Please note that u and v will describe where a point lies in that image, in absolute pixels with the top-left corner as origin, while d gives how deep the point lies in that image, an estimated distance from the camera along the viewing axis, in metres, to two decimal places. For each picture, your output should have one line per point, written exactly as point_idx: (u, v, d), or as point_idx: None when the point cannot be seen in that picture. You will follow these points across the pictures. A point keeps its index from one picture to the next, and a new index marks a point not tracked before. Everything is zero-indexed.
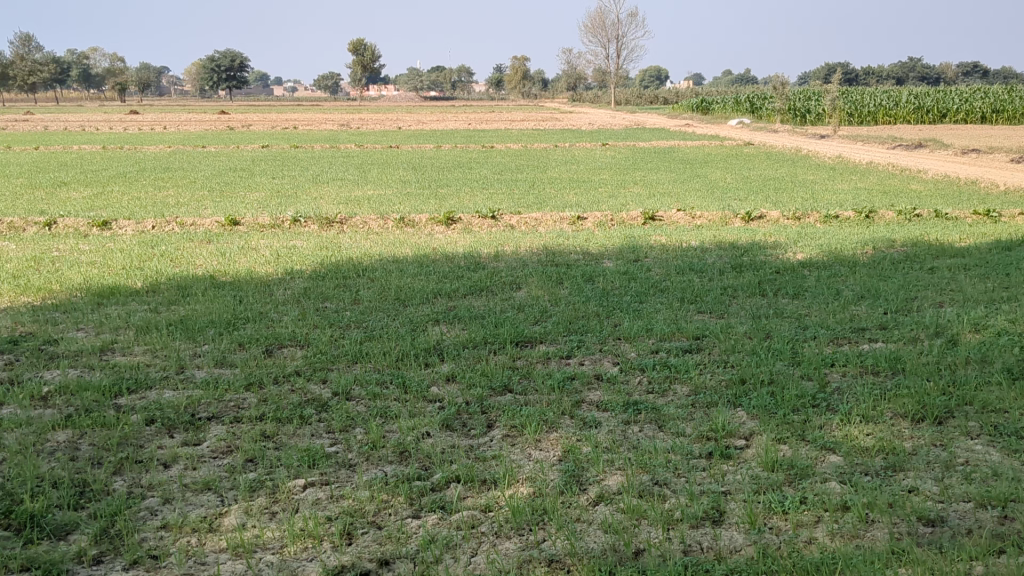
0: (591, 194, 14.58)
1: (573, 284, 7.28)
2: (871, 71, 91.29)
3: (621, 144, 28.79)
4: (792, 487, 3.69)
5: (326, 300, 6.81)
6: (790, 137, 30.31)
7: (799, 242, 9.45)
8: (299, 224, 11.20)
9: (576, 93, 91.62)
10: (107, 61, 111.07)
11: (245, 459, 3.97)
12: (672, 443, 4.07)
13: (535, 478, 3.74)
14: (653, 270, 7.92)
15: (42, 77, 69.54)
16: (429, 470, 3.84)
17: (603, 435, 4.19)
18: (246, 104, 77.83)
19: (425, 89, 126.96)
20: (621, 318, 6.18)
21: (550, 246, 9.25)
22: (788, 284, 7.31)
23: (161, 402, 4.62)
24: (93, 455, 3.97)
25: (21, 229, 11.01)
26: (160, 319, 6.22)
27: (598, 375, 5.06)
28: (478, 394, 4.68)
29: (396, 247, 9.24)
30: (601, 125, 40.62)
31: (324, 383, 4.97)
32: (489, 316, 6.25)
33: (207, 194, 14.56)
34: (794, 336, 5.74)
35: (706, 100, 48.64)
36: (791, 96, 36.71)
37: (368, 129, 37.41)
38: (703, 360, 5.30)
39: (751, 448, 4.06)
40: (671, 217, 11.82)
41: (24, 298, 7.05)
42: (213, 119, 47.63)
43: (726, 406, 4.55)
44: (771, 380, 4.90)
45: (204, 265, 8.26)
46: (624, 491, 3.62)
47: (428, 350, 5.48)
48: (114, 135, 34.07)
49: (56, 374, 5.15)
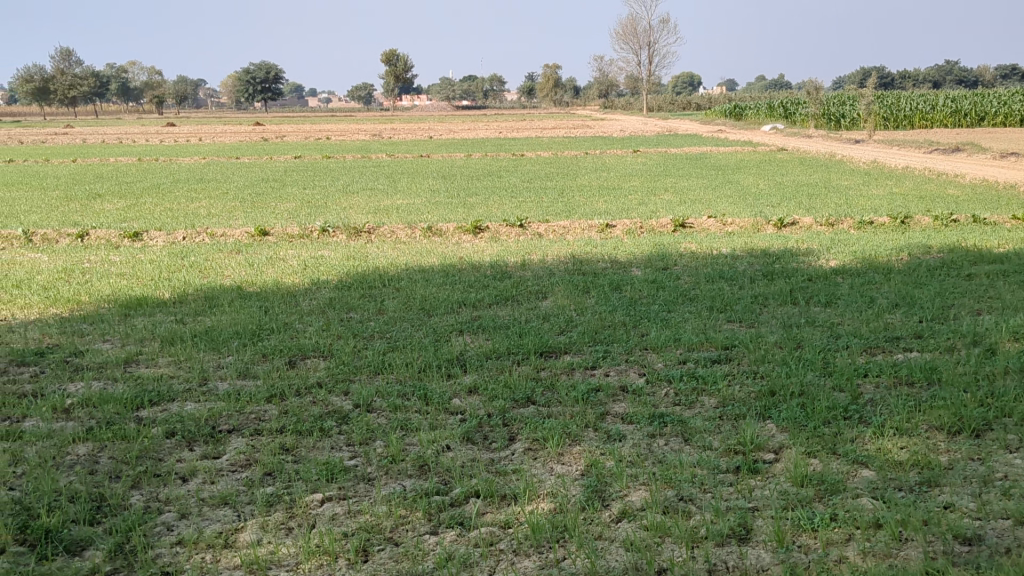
0: (621, 201, 14.48)
1: (599, 293, 7.19)
2: (907, 74, 90.08)
3: (652, 150, 28.68)
4: (822, 503, 3.57)
5: (351, 311, 6.77)
6: (825, 142, 30.01)
7: (833, 249, 9.29)
8: (327, 235, 11.21)
9: (609, 101, 91.42)
10: (144, 74, 112.76)
11: (264, 472, 3.92)
12: (698, 458, 3.97)
13: (557, 493, 3.65)
14: (682, 278, 7.81)
15: (81, 91, 70.65)
16: (448, 484, 3.77)
17: (627, 449, 4.09)
18: (280, 117, 78.50)
19: (458, 98, 127.45)
20: (648, 328, 6.07)
21: (577, 254, 9.16)
22: (820, 292, 7.15)
23: (181, 414, 4.59)
24: (111, 468, 3.94)
25: (54, 241, 11.11)
26: (185, 330, 6.22)
27: (623, 386, 4.97)
28: (500, 406, 4.61)
29: (423, 256, 9.20)
30: (632, 131, 40.48)
31: (346, 395, 4.91)
32: (515, 326, 6.18)
33: (239, 204, 14.63)
34: (827, 346, 5.61)
35: (739, 107, 48.36)
36: (826, 101, 36.36)
37: (400, 139, 37.55)
38: (731, 371, 5.18)
39: (781, 463, 3.95)
40: (701, 224, 11.67)
41: (52, 310, 7.09)
42: (247, 129, 48.04)
43: (755, 419, 4.44)
44: (801, 392, 4.78)
45: (231, 276, 8.27)
46: (648, 506, 3.53)
47: (451, 361, 5.41)
48: (151, 146, 34.56)
49: (80, 387, 5.15)
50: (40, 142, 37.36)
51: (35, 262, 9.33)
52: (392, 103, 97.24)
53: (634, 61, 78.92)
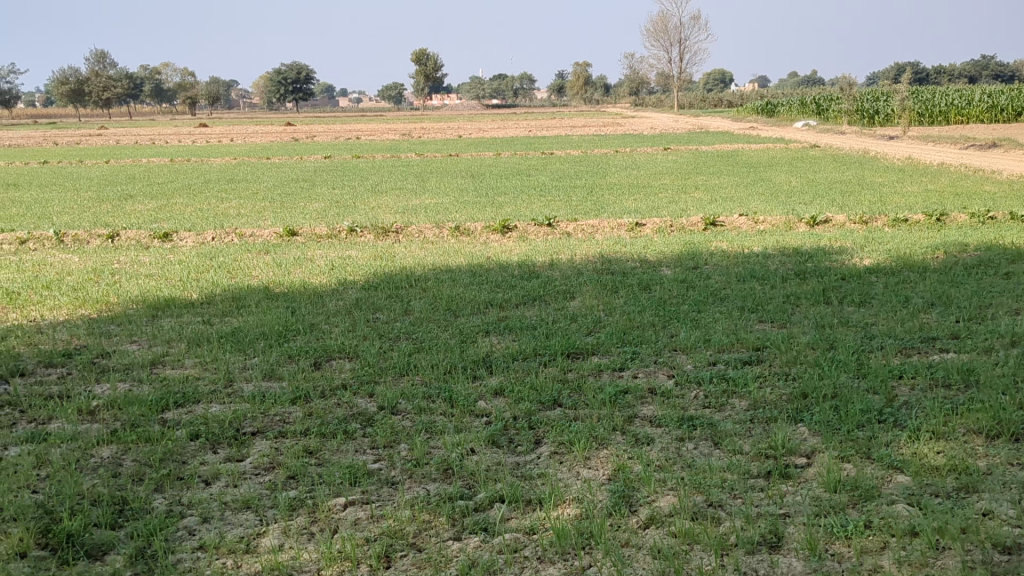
0: (652, 200, 14.35)
1: (628, 293, 7.10)
2: (942, 70, 88.83)
3: (683, 147, 28.49)
4: (857, 510, 3.47)
5: (377, 312, 6.74)
6: (859, 139, 29.61)
7: (866, 247, 9.13)
8: (355, 235, 11.19)
9: (640, 99, 90.95)
10: (176, 74, 113.79)
11: (287, 475, 3.88)
12: (729, 462, 3.88)
13: (583, 498, 3.58)
14: (713, 277, 7.70)
15: (115, 92, 71.36)
16: (473, 489, 3.71)
17: (655, 453, 4.02)
18: (312, 118, 78.95)
19: (488, 98, 127.48)
20: (678, 328, 5.98)
21: (606, 253, 9.08)
22: (854, 291, 7.03)
23: (206, 416, 4.57)
24: (135, 471, 3.93)
25: (85, 242, 11.18)
26: (211, 332, 6.21)
27: (652, 388, 4.89)
28: (527, 408, 4.55)
29: (450, 256, 9.15)
30: (663, 130, 40.22)
31: (371, 397, 4.87)
32: (542, 326, 6.11)
33: (268, 204, 14.66)
34: (860, 347, 5.49)
35: (771, 104, 47.96)
36: (859, 98, 35.91)
37: (429, 139, 37.56)
38: (763, 372, 5.08)
39: (813, 467, 3.86)
40: (732, 222, 11.52)
41: (82, 311, 7.12)
42: (278, 130, 48.28)
43: (787, 422, 4.34)
44: (835, 395, 4.66)
45: (259, 276, 8.27)
46: (677, 512, 3.45)
47: (478, 363, 5.36)
48: (182, 147, 34.78)
49: (106, 388, 5.15)
50: (73, 144, 37.84)
51: (66, 263, 9.39)
52: (421, 102, 97.47)
53: (664, 57, 78.52)
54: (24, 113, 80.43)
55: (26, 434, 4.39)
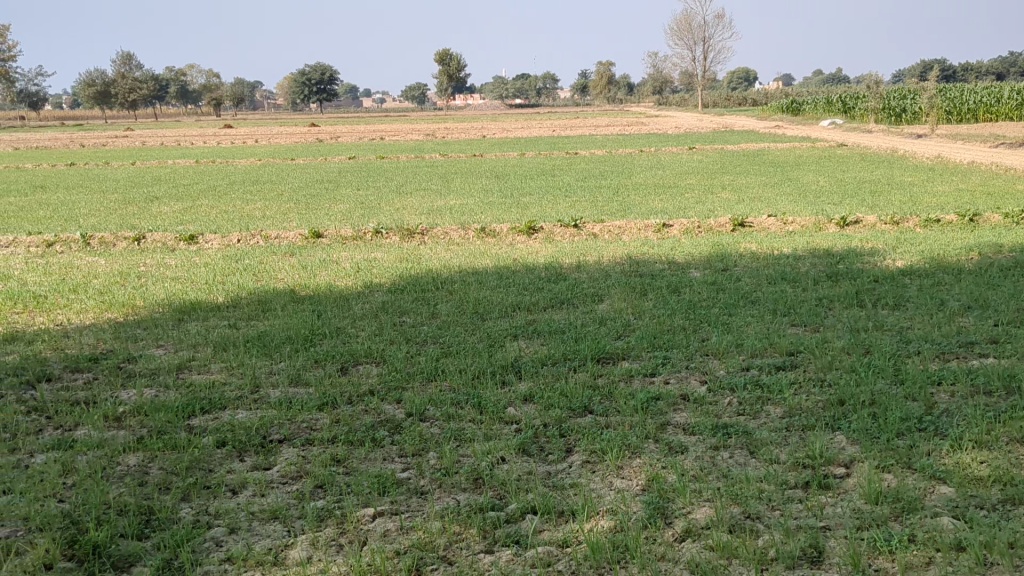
0: (679, 200, 14.22)
1: (657, 296, 7.00)
2: (969, 67, 87.88)
3: (708, 146, 28.30)
4: (900, 523, 3.36)
5: (403, 315, 6.69)
6: (888, 137, 29.27)
7: (898, 248, 8.98)
8: (381, 237, 11.14)
9: (664, 99, 90.56)
10: (201, 75, 114.59)
11: (314, 485, 3.83)
12: (765, 472, 3.78)
13: (617, 510, 3.49)
14: (743, 279, 7.59)
15: (142, 94, 71.85)
16: (504, 499, 3.63)
17: (689, 462, 3.92)
18: (337, 117, 79.18)
19: (511, 98, 127.39)
20: (709, 333, 5.88)
21: (634, 255, 8.99)
22: (889, 294, 6.89)
23: (232, 423, 4.53)
24: (161, 479, 3.89)
25: (111, 244, 11.21)
26: (237, 335, 6.18)
27: (684, 395, 4.79)
28: (557, 416, 4.46)
29: (476, 257, 9.09)
30: (688, 128, 40.01)
31: (399, 403, 4.81)
32: (571, 330, 6.03)
33: (293, 206, 14.66)
34: (897, 351, 5.36)
35: (796, 102, 47.60)
36: (886, 96, 35.54)
37: (453, 139, 37.55)
38: (798, 378, 4.97)
39: (853, 478, 3.74)
40: (761, 223, 11.40)
41: (108, 314, 7.11)
42: (302, 130, 48.43)
43: (824, 430, 4.23)
44: (872, 402, 4.55)
45: (285, 279, 8.24)
46: (713, 525, 3.36)
47: (506, 368, 5.29)
48: (207, 149, 34.95)
49: (133, 394, 5.12)
50: (99, 146, 38.07)
51: (93, 266, 9.40)
52: (445, 103, 97.57)
53: (688, 55, 78.19)
54: (51, 115, 81.09)
55: (52, 441, 4.37)
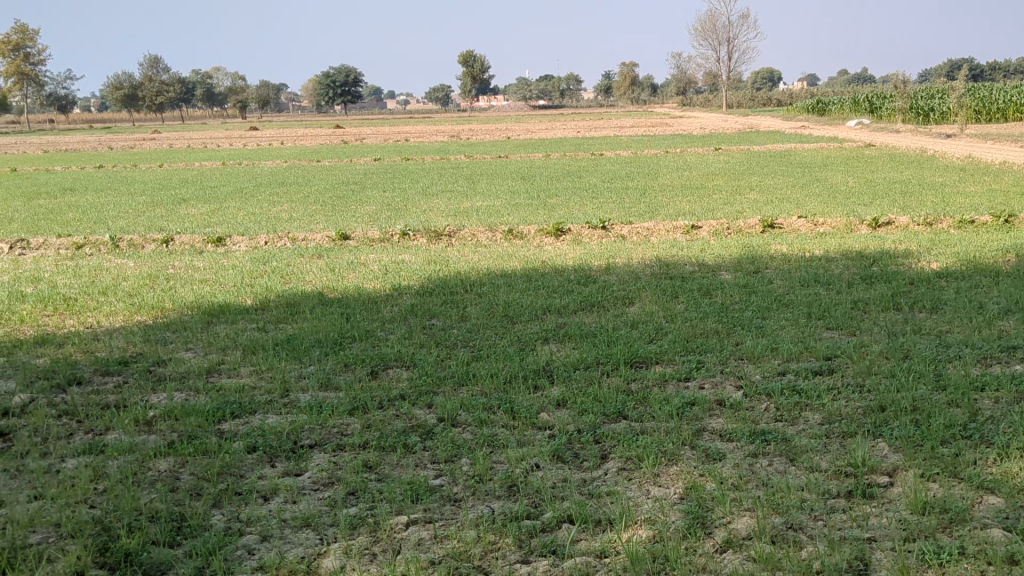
0: (707, 200, 14.12)
1: (689, 299, 6.90)
2: (997, 66, 87.02)
3: (736, 147, 28.11)
4: (949, 535, 3.26)
5: (433, 317, 6.64)
6: (918, 137, 28.93)
7: (934, 250, 8.83)
8: (408, 239, 11.10)
9: (689, 99, 90.19)
10: (227, 79, 115.47)
11: (347, 491, 3.78)
12: (807, 480, 3.69)
13: (656, 519, 3.42)
14: (775, 281, 7.49)
15: (168, 96, 72.37)
16: (539, 508, 3.56)
17: (727, 470, 3.83)
18: (362, 117, 79.50)
19: (535, 99, 127.44)
20: (743, 336, 5.78)
21: (663, 257, 8.89)
22: (925, 297, 6.76)
23: (263, 428, 4.50)
24: (193, 486, 3.87)
25: (140, 247, 11.25)
26: (266, 339, 6.14)
27: (719, 400, 4.70)
28: (591, 421, 4.39)
29: (505, 260, 9.03)
30: (713, 129, 39.81)
31: (430, 408, 4.75)
32: (602, 334, 5.94)
33: (320, 208, 14.64)
34: (937, 356, 5.23)
35: (823, 102, 47.24)
36: (915, 94, 35.15)
37: (477, 141, 37.53)
38: (836, 384, 4.86)
39: (897, 487, 3.64)
40: (791, 224, 11.27)
41: (138, 317, 7.12)
42: (326, 133, 48.64)
43: (865, 437, 4.13)
44: (914, 408, 4.43)
45: (313, 281, 8.19)
46: (755, 536, 3.27)
47: (538, 373, 5.21)
48: (234, 150, 35.11)
49: (163, 398, 5.11)
50: (125, 150, 38.28)
51: (122, 268, 9.41)
52: (468, 104, 97.72)
53: (712, 56, 77.79)
54: (80, 117, 81.94)
55: (83, 446, 4.36)
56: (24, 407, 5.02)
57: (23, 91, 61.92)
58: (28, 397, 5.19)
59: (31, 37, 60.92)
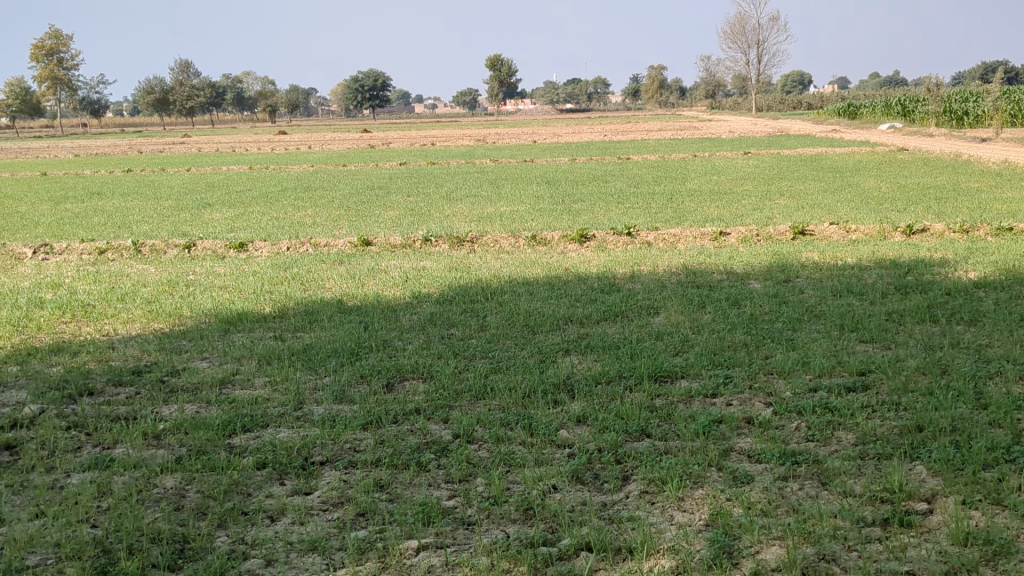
0: (735, 206, 13.89)
1: (716, 309, 6.70)
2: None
3: (766, 151, 27.81)
4: (993, 569, 3.04)
5: (453, 327, 6.49)
6: (952, 142, 28.44)
7: (971, 259, 8.57)
8: (430, 244, 10.98)
9: (718, 103, 89.49)
10: (258, 83, 116.45)
11: (356, 513, 3.63)
12: (840, 507, 3.48)
13: (679, 548, 3.23)
14: (806, 291, 7.27)
15: (199, 101, 72.93)
16: (556, 533, 3.39)
17: (756, 494, 3.64)
18: (390, 121, 79.69)
19: (562, 102, 127.20)
20: (773, 350, 5.57)
21: (690, 264, 8.69)
22: (963, 308, 6.51)
23: (274, 442, 4.36)
24: (199, 505, 3.73)
25: (163, 252, 11.20)
26: (283, 348, 6.02)
27: (748, 418, 4.50)
28: (613, 439, 4.21)
29: (527, 267, 8.87)
30: (742, 133, 39.42)
31: (445, 424, 4.60)
32: (625, 346, 5.76)
33: (344, 213, 14.57)
34: (976, 372, 5.00)
35: (854, 105, 46.68)
36: (949, 98, 34.57)
37: (503, 144, 37.46)
38: (870, 401, 4.65)
39: (937, 515, 3.43)
40: (822, 230, 11.03)
41: (155, 324, 7.03)
42: (353, 137, 48.81)
43: (901, 459, 3.92)
44: (953, 428, 4.21)
45: (333, 289, 8.08)
46: (785, 567, 3.08)
47: (558, 387, 5.04)
48: (262, 154, 35.25)
49: (174, 410, 4.99)
50: (156, 153, 38.63)
51: (143, 274, 9.36)
52: (496, 108, 97.98)
53: (741, 60, 77.22)
54: (112, 122, 82.68)
55: (89, 460, 4.25)
56: (33, 418, 4.93)
57: (57, 96, 62.64)
58: (38, 408, 5.09)
59: (63, 41, 61.74)
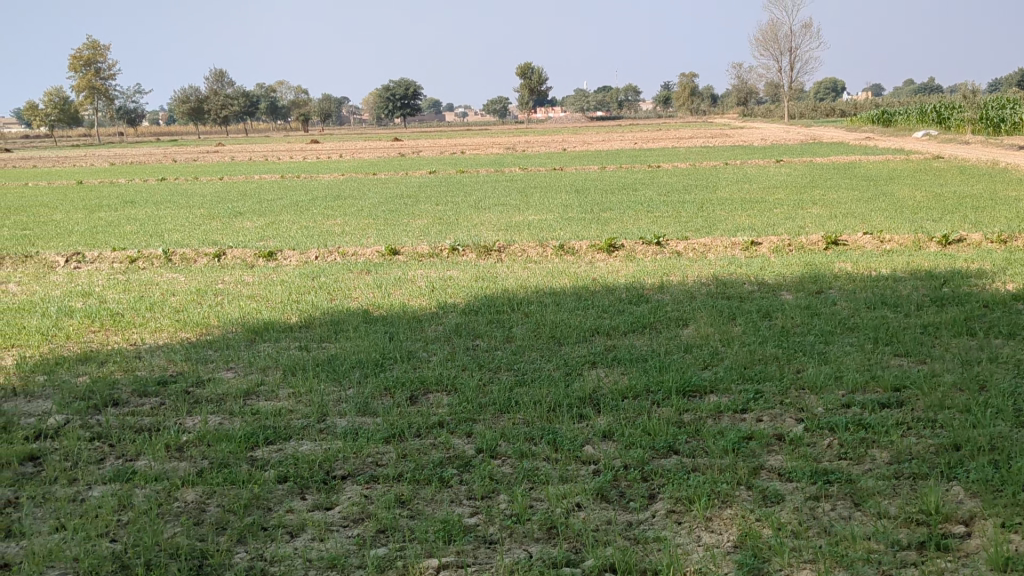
0: (766, 215, 13.73)
1: (746, 321, 6.59)
2: None
3: (798, 158, 27.54)
4: None
5: (478, 338, 6.42)
6: (989, 149, 27.97)
7: (1008, 270, 8.38)
8: (457, 254, 10.94)
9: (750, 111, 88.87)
10: (291, 93, 117.35)
11: (377, 529, 3.57)
12: (874, 529, 3.37)
13: (706, 571, 3.14)
14: (839, 303, 7.13)
15: (233, 111, 73.62)
16: (580, 553, 3.31)
17: (786, 515, 3.54)
18: (420, 130, 79.92)
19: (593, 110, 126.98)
20: (804, 364, 5.45)
21: (720, 275, 8.57)
22: (1001, 321, 6.34)
23: (296, 456, 4.32)
24: (219, 520, 3.69)
25: (192, 261, 11.24)
26: (307, 360, 5.98)
27: (778, 435, 4.39)
28: (640, 456, 4.12)
29: (555, 277, 8.79)
30: (774, 140, 39.08)
31: (469, 438, 4.53)
32: (653, 359, 5.66)
33: (372, 222, 14.58)
34: (1015, 388, 4.84)
35: (888, 113, 46.13)
36: (985, 105, 34.00)
37: (533, 152, 37.42)
38: (906, 419, 4.52)
39: (975, 539, 3.31)
40: (855, 240, 10.86)
41: (182, 334, 7.03)
42: (385, 145, 48.95)
43: (938, 480, 3.79)
44: (991, 447, 4.08)
45: (359, 298, 8.04)
46: None
47: (584, 401, 4.95)
48: (294, 163, 35.48)
49: (197, 422, 4.96)
50: (190, 161, 38.98)
51: (172, 283, 9.39)
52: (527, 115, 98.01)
53: (774, 67, 76.67)
54: (147, 130, 83.63)
55: (111, 473, 4.22)
56: (58, 428, 4.92)
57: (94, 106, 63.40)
58: (64, 418, 5.09)
59: (101, 53, 62.65)
